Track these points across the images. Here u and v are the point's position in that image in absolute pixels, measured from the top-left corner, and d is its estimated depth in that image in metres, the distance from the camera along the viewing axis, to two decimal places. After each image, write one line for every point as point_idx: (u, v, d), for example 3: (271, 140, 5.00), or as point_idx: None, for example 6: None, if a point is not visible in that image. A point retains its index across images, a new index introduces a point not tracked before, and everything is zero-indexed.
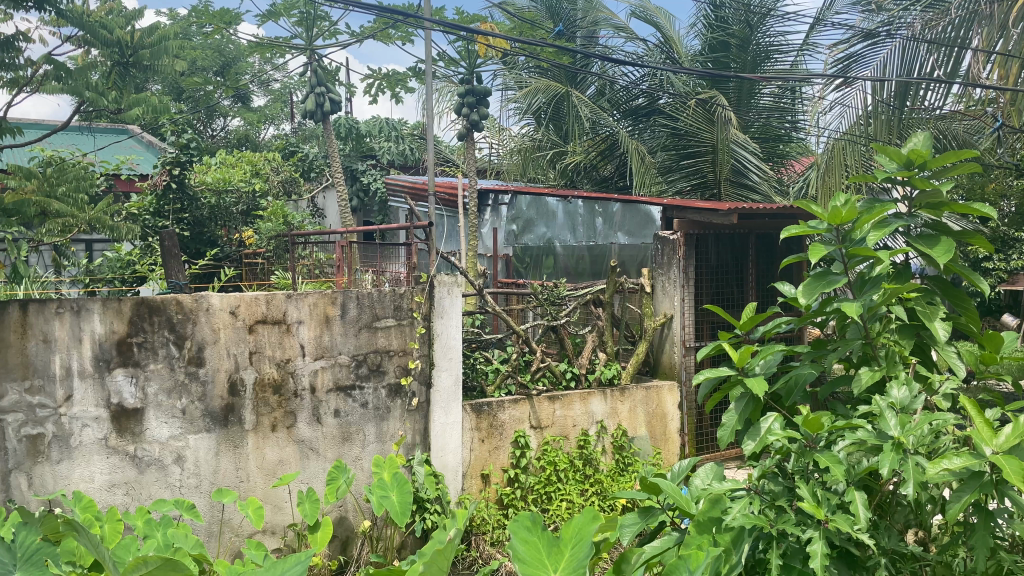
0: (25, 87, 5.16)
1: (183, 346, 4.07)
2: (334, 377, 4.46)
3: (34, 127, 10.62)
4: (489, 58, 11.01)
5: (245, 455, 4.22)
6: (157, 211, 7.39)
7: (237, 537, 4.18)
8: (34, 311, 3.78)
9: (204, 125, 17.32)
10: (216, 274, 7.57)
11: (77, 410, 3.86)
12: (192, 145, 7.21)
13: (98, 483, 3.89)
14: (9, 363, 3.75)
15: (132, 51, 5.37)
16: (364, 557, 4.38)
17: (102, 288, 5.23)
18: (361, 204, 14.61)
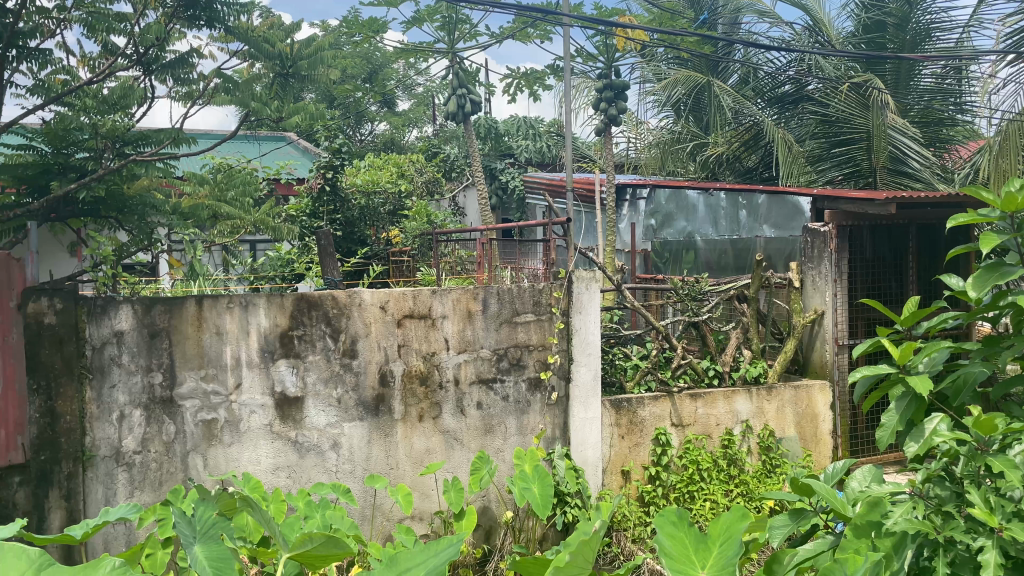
0: (198, 99, 5.63)
1: (338, 338, 4.31)
2: (476, 370, 4.58)
3: (207, 137, 11.55)
4: (627, 51, 10.93)
5: (394, 444, 4.42)
6: (313, 212, 7.88)
7: (388, 521, 4.40)
8: (208, 305, 4.11)
9: (354, 130, 18.23)
10: (366, 274, 7.73)
11: (246, 397, 4.17)
12: (344, 149, 7.83)
13: (264, 466, 4.20)
14: (187, 353, 4.08)
15: (291, 62, 5.76)
16: (507, 546, 4.47)
17: (264, 284, 5.61)
18: (500, 202, 14.91)
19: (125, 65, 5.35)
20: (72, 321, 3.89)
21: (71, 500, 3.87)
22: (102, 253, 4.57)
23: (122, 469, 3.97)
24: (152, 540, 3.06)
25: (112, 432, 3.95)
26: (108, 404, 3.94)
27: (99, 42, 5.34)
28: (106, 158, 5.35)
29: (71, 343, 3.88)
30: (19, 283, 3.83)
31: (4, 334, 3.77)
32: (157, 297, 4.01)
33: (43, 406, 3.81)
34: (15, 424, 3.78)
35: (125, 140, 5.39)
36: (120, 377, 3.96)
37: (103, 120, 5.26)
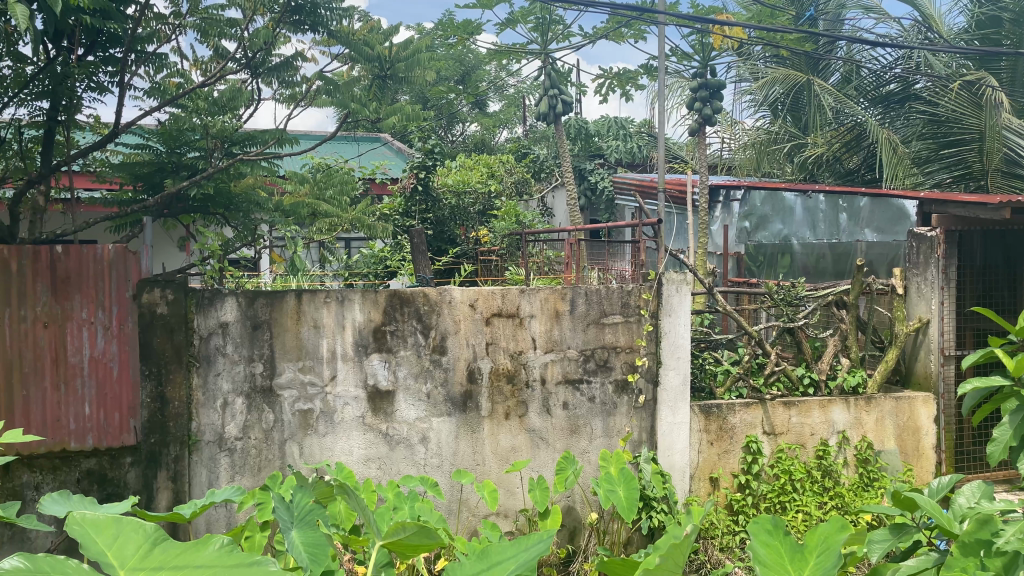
0: (301, 101, 5.84)
1: (428, 335, 4.40)
2: (563, 370, 4.58)
3: (307, 138, 11.98)
4: (724, 50, 10.71)
5: (481, 440, 4.48)
6: (405, 211, 8.06)
7: (474, 517, 4.45)
8: (307, 300, 4.26)
9: (445, 131, 18.54)
10: (456, 272, 7.86)
11: (340, 389, 4.30)
12: (436, 149, 7.99)
13: (356, 456, 4.32)
14: (286, 346, 4.24)
15: (390, 64, 5.87)
16: (592, 548, 4.46)
17: (359, 281, 5.80)
18: (588, 202, 14.87)
19: (234, 69, 5.59)
20: (182, 311, 4.08)
21: (177, 482, 4.07)
22: (210, 247, 4.80)
23: (224, 454, 4.16)
24: (253, 522, 3.21)
25: (215, 418, 4.15)
26: (213, 391, 4.14)
27: (211, 46, 5.60)
28: (215, 157, 5.63)
29: (181, 333, 4.08)
30: (136, 275, 4.04)
31: (121, 323, 4.01)
32: (259, 291, 4.19)
33: (154, 392, 4.03)
34: (129, 408, 4.02)
35: (233, 140, 5.65)
36: (224, 367, 4.15)
37: (213, 121, 5.52)
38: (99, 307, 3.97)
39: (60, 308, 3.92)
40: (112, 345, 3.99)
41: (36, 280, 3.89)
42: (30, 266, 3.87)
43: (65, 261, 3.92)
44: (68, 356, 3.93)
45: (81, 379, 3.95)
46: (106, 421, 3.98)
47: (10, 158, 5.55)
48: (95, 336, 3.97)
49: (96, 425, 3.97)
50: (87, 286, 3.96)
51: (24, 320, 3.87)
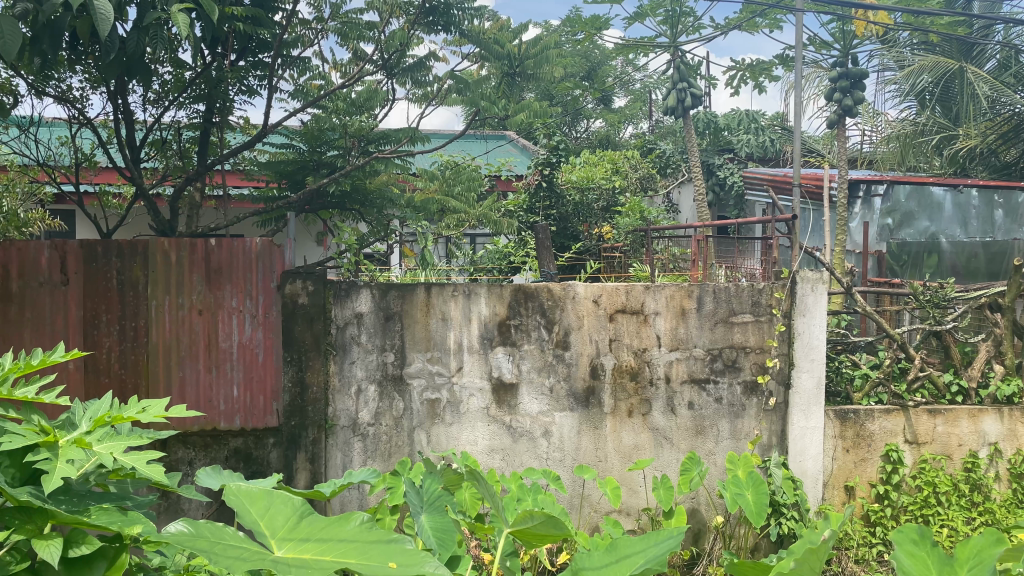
0: (433, 100, 6.03)
1: (552, 330, 4.43)
2: (689, 369, 4.49)
3: (437, 136, 12.35)
4: (866, 37, 10.16)
5: (604, 436, 4.47)
6: (530, 208, 8.13)
7: (596, 513, 4.45)
8: (435, 293, 4.39)
9: (571, 128, 18.60)
10: (579, 268, 7.86)
11: (466, 380, 4.41)
12: (561, 146, 8.01)
13: (481, 447, 4.42)
14: (416, 336, 4.39)
15: (519, 61, 5.95)
16: (716, 552, 4.36)
17: (482, 276, 5.80)
18: (717, 198, 14.53)
19: (371, 70, 5.81)
20: (321, 302, 4.31)
21: (315, 463, 4.30)
22: (346, 241, 5.03)
23: (357, 439, 4.36)
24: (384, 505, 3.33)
25: (350, 404, 4.35)
26: (348, 378, 4.34)
27: (350, 49, 5.84)
28: (352, 156, 5.94)
29: (320, 322, 4.31)
30: (280, 267, 4.29)
31: (266, 311, 4.26)
32: (392, 284, 4.36)
33: (295, 377, 4.27)
34: (272, 391, 4.26)
35: (369, 139, 5.91)
36: (358, 355, 4.35)
37: (351, 121, 5.79)
38: (247, 296, 4.24)
39: (213, 297, 4.22)
40: (258, 332, 4.25)
41: (193, 270, 4.20)
42: (187, 258, 4.20)
43: (218, 253, 4.21)
44: (220, 341, 4.22)
45: (230, 363, 4.23)
46: (252, 403, 4.25)
47: (170, 157, 6.01)
48: (244, 323, 4.25)
49: (243, 406, 4.24)
50: (237, 277, 4.24)
51: (182, 308, 4.20)
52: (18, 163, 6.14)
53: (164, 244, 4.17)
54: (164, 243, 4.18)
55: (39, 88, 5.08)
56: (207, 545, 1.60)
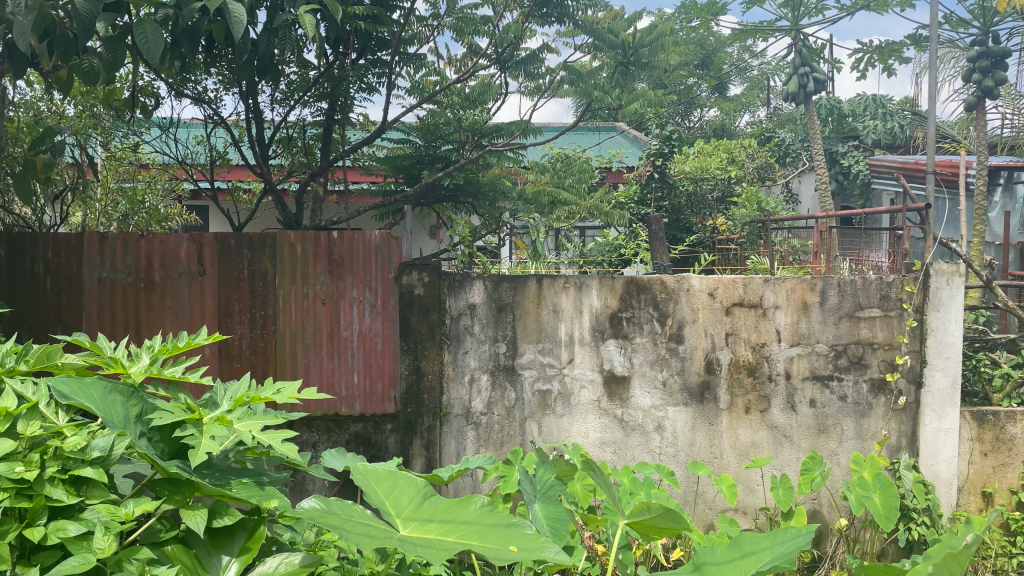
0: (545, 92, 6.05)
1: (665, 322, 4.37)
2: (811, 365, 4.32)
3: (550, 129, 12.41)
4: (1009, 14, 9.44)
5: (720, 432, 4.36)
6: (642, 199, 8.02)
7: (710, 510, 4.36)
8: (547, 284, 4.41)
9: (684, 118, 18.24)
10: (693, 260, 7.71)
11: (578, 371, 4.40)
12: (674, 136, 7.87)
13: (592, 439, 4.40)
14: (528, 328, 4.43)
15: (634, 50, 5.93)
16: (840, 556, 4.18)
17: (593, 268, 5.78)
18: (840, 188, 13.94)
19: (485, 64, 5.87)
20: (436, 293, 4.42)
21: (430, 449, 4.41)
22: (459, 233, 5.12)
23: (470, 427, 4.44)
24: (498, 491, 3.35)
25: (463, 392, 4.43)
26: (461, 367, 4.43)
27: (465, 44, 5.92)
28: (466, 150, 6.07)
29: (435, 312, 4.42)
30: (397, 259, 4.42)
31: (385, 301, 4.40)
32: (504, 276, 4.41)
33: (412, 365, 4.40)
34: (390, 378, 4.39)
35: (482, 132, 6.04)
36: (471, 345, 4.44)
37: (465, 115, 5.96)
38: (367, 287, 4.39)
39: (335, 288, 4.39)
40: (376, 322, 4.39)
41: (316, 262, 4.39)
42: (312, 250, 4.38)
43: (340, 245, 4.38)
44: (341, 329, 4.39)
45: (351, 351, 4.39)
46: (371, 390, 4.39)
47: (295, 154, 6.27)
48: (363, 313, 4.39)
49: (363, 392, 4.38)
50: (357, 268, 4.39)
51: (306, 297, 4.39)
52: (159, 162, 6.58)
53: (291, 237, 4.37)
54: (290, 236, 4.38)
55: (178, 90, 5.42)
56: (338, 522, 1.69)
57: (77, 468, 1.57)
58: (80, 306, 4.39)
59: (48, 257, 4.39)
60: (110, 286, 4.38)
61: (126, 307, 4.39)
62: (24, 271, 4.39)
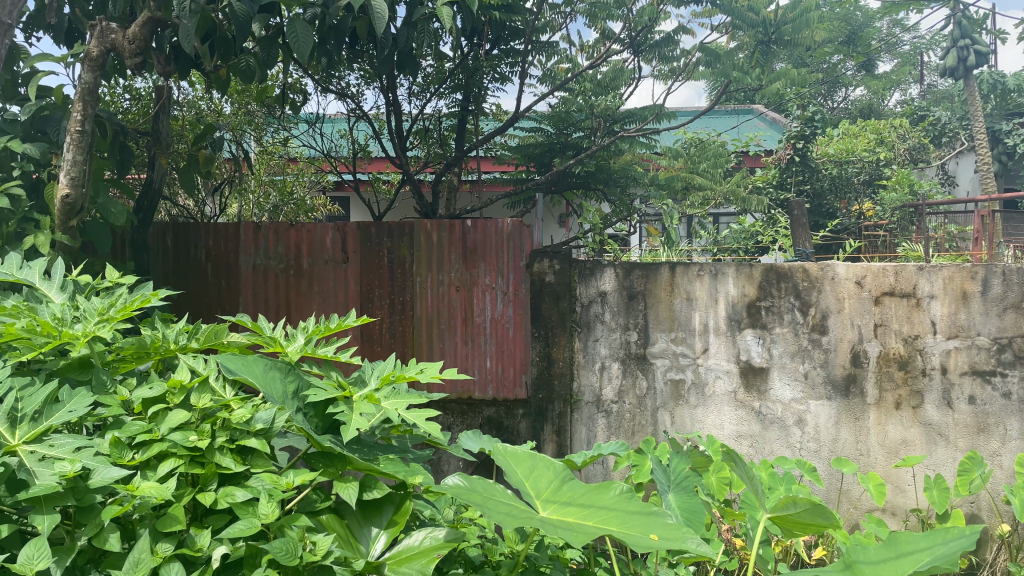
0: (680, 75, 5.95)
1: (807, 312, 4.18)
2: (970, 359, 4.02)
3: (683, 113, 12.16)
4: None
5: (866, 429, 4.13)
6: (780, 183, 7.72)
7: (856, 510, 4.15)
8: (680, 272, 4.33)
9: (827, 99, 17.36)
10: (837, 247, 7.37)
11: (713, 362, 4.29)
12: (817, 117, 7.51)
13: (728, 431, 4.28)
14: (660, 316, 4.36)
15: (775, 28, 5.67)
16: (1001, 564, 3.87)
17: (727, 256, 5.62)
18: (1004, 168, 12.89)
19: (618, 49, 5.83)
20: (567, 280, 4.44)
21: (561, 435, 4.42)
22: (591, 221, 5.11)
23: (601, 415, 4.41)
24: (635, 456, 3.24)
25: (594, 380, 4.41)
26: (592, 355, 4.42)
27: (598, 29, 5.88)
28: (597, 137, 6.04)
29: (566, 299, 4.44)
30: (529, 246, 4.47)
31: (516, 288, 4.45)
32: (636, 263, 4.36)
33: (543, 352, 4.44)
34: (521, 364, 4.44)
35: (614, 119, 5.99)
36: (602, 333, 4.42)
37: (597, 102, 5.92)
38: (499, 274, 4.46)
39: (469, 275, 4.49)
40: (508, 308, 4.45)
41: (451, 250, 4.51)
42: (447, 238, 4.50)
43: (473, 233, 4.47)
44: (475, 315, 4.48)
45: (484, 336, 4.47)
46: (502, 375, 4.45)
47: (431, 144, 6.44)
48: (496, 299, 4.47)
49: (495, 377, 4.45)
50: (490, 256, 4.47)
51: (442, 284, 4.52)
52: (307, 155, 6.94)
53: (427, 225, 4.51)
54: (427, 224, 4.52)
55: (324, 85, 5.70)
56: (480, 498, 1.73)
57: (242, 438, 1.67)
58: (236, 291, 4.71)
59: (209, 245, 4.72)
60: (263, 272, 4.67)
61: (278, 292, 4.66)
62: (188, 258, 4.75)
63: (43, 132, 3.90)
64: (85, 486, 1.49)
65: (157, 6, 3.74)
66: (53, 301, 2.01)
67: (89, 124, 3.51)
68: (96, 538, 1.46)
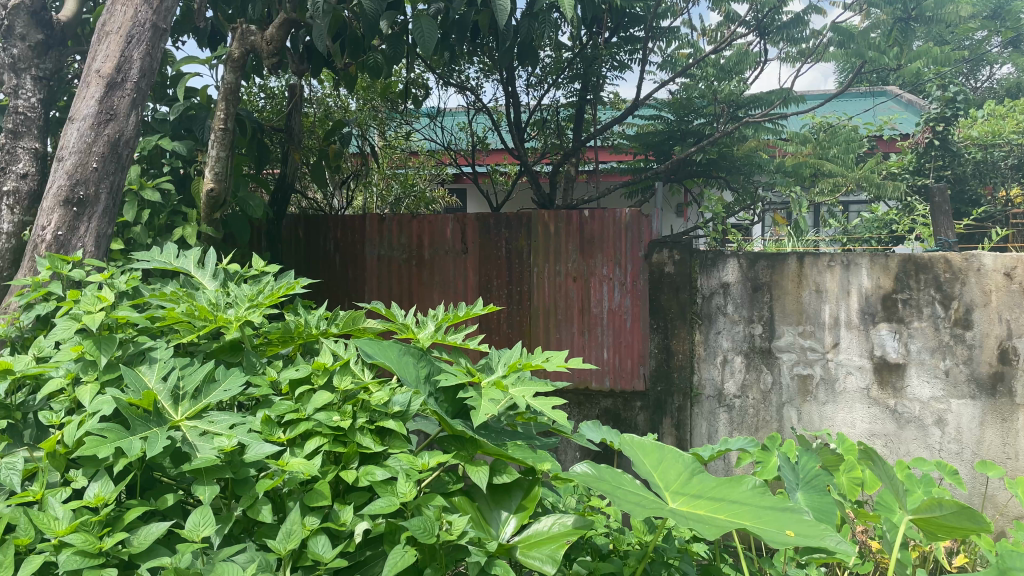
0: (810, 56, 5.80)
1: (949, 306, 3.92)
2: None
3: (812, 95, 11.68)
4: None
5: (1015, 431, 3.83)
6: (918, 169, 7.28)
7: (1002, 517, 3.87)
8: (809, 263, 4.17)
9: (969, 79, 16.22)
10: (982, 236, 6.88)
11: (844, 357, 4.11)
12: (959, 98, 7.03)
13: (859, 430, 4.08)
14: (787, 309, 4.21)
15: (916, 4, 5.23)
16: None
17: (859, 245, 5.36)
18: None
19: (743, 32, 5.65)
20: (687, 271, 4.36)
21: (681, 429, 4.34)
22: (713, 210, 4.99)
23: (723, 410, 4.29)
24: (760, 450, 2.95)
25: (715, 373, 4.30)
26: (714, 348, 4.31)
27: (721, 12, 5.72)
28: (720, 122, 5.97)
29: (686, 291, 4.35)
30: (648, 236, 4.42)
31: (634, 279, 4.43)
32: (761, 253, 4.23)
33: (662, 344, 4.37)
34: (639, 355, 4.42)
35: (739, 104, 5.90)
36: (725, 325, 4.30)
37: (721, 87, 5.85)
38: (617, 264, 4.45)
39: (586, 266, 4.49)
40: (626, 299, 4.44)
41: (568, 240, 4.52)
42: (564, 229, 4.52)
43: (591, 224, 4.47)
44: (592, 306, 4.48)
45: (601, 327, 4.48)
46: (620, 366, 4.44)
47: (548, 135, 6.45)
48: (613, 290, 4.46)
49: (613, 368, 4.45)
50: (608, 246, 4.46)
51: (559, 275, 4.54)
52: (428, 148, 7.08)
53: (545, 216, 4.55)
54: (545, 215, 4.56)
55: (445, 79, 5.81)
56: (609, 487, 1.73)
57: (381, 420, 1.74)
58: (362, 281, 4.90)
59: (337, 237, 4.93)
60: (387, 262, 4.84)
61: (401, 283, 4.82)
62: (318, 249, 4.97)
63: (189, 130, 4.17)
64: (240, 460, 1.59)
65: (292, 7, 3.91)
66: (207, 287, 2.15)
67: (231, 123, 3.69)
68: (250, 509, 1.55)
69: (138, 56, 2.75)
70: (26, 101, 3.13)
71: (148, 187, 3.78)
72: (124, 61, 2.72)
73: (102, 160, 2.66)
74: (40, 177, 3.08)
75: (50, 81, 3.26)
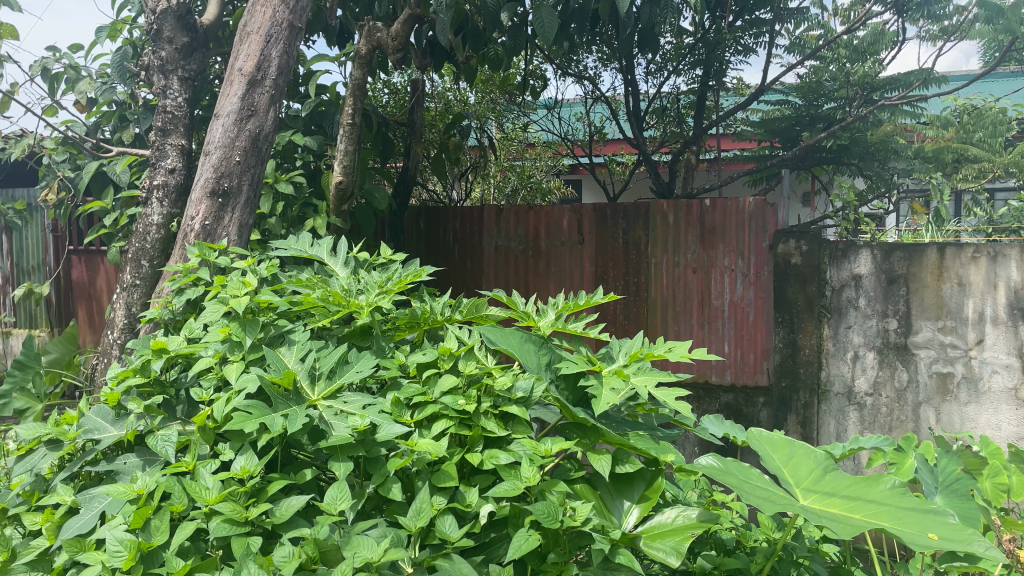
0: (953, 35, 5.37)
1: None
2: None
3: (954, 76, 10.97)
4: None
5: None
6: None
7: None
8: (951, 254, 3.90)
9: None
10: None
11: (989, 355, 3.83)
12: None
13: (1005, 433, 3.80)
14: (926, 302, 3.96)
15: None
16: None
17: (1007, 235, 5.00)
18: None
19: (879, 11, 5.34)
20: (816, 262, 4.17)
21: (807, 427, 4.17)
22: (843, 199, 4.76)
23: (853, 408, 4.09)
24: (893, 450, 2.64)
25: (845, 370, 4.11)
26: (844, 343, 4.11)
27: None
28: (853, 106, 5.64)
29: (814, 283, 4.17)
30: (772, 226, 4.27)
31: (758, 270, 4.29)
32: (897, 244, 4.00)
33: (787, 338, 4.22)
34: (763, 350, 4.27)
35: (875, 86, 5.57)
36: (856, 320, 4.09)
37: (854, 69, 5.53)
38: (740, 256, 4.32)
39: (707, 257, 4.39)
40: (749, 292, 4.31)
41: (689, 231, 4.43)
42: (683, 220, 4.44)
43: (712, 214, 4.37)
44: (712, 298, 4.38)
45: (722, 320, 4.36)
46: (742, 360, 4.32)
47: (668, 123, 6.32)
48: (735, 282, 4.33)
49: (734, 362, 4.34)
50: (730, 236, 4.34)
51: (678, 266, 4.46)
52: (544, 140, 7.08)
53: (664, 206, 4.48)
54: (663, 205, 4.49)
55: (563, 70, 5.81)
56: (737, 482, 1.68)
57: (505, 405, 1.76)
58: (481, 272, 5.00)
59: (456, 228, 5.05)
60: (504, 253, 4.91)
61: (517, 273, 4.88)
62: (438, 241, 5.11)
63: (319, 126, 4.36)
64: (372, 439, 1.65)
65: (416, 4, 4.00)
66: (340, 274, 2.25)
67: (359, 117, 3.83)
68: (382, 486, 1.62)
69: (276, 54, 2.90)
70: (173, 101, 3.34)
71: (282, 180, 3.99)
72: (264, 60, 2.87)
73: (244, 154, 2.82)
74: (186, 172, 3.30)
75: (194, 81, 3.45)
